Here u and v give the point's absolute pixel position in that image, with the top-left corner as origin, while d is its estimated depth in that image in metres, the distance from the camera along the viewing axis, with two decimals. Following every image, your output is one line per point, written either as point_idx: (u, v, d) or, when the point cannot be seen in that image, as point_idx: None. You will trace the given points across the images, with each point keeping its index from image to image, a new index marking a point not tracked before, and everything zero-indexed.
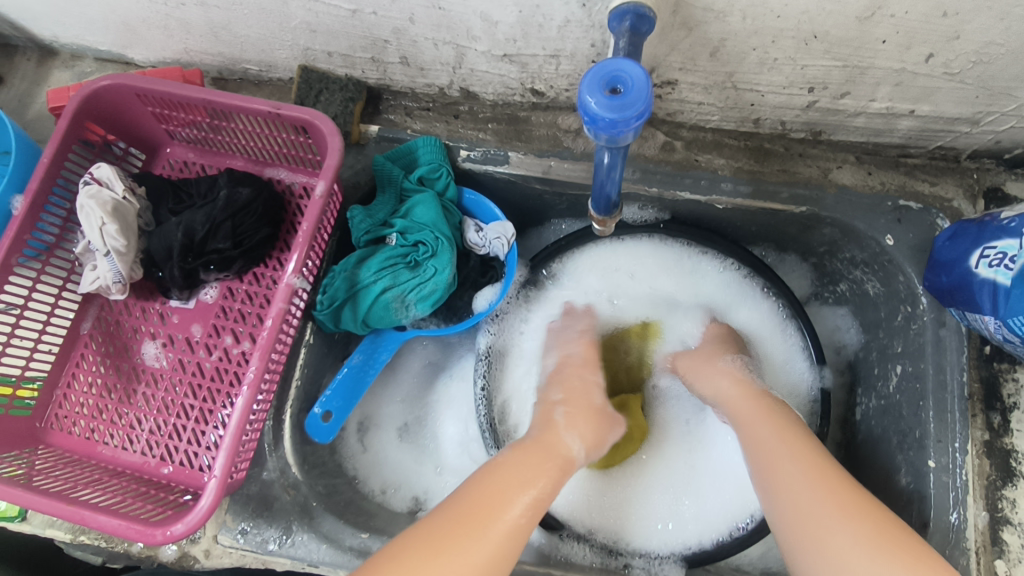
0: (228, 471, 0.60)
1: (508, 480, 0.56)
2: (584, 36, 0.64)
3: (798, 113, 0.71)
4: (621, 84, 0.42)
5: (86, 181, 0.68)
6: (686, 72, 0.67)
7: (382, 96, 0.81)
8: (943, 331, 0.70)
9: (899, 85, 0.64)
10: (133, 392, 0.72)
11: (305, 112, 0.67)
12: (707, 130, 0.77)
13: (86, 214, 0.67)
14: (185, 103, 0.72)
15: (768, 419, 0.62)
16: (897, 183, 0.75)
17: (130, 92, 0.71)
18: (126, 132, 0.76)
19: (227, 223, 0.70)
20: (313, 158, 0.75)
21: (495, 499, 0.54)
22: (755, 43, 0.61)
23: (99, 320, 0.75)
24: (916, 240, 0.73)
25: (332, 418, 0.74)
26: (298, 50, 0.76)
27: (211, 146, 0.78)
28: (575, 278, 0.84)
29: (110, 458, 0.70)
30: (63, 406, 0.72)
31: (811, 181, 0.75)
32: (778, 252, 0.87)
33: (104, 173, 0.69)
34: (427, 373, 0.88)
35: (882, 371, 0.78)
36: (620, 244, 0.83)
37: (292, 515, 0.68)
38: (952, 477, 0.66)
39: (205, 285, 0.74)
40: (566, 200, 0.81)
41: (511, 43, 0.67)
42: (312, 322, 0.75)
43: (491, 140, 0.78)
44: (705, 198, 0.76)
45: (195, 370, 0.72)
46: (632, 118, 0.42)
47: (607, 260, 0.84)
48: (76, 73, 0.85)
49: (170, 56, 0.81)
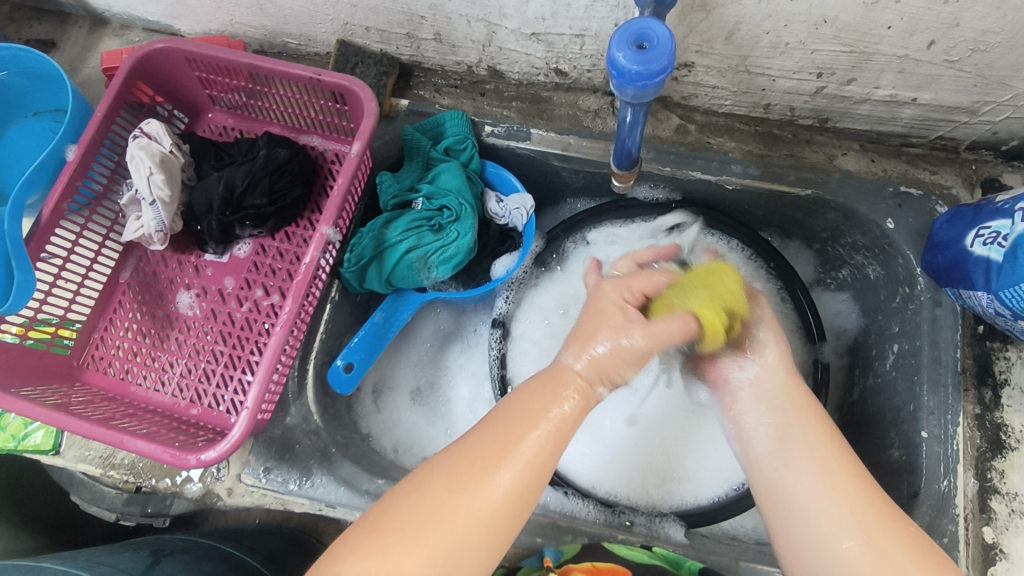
0: (259, 404, 0.64)
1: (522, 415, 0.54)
2: (609, 16, 0.68)
3: (807, 100, 0.76)
4: (647, 41, 0.46)
5: (136, 134, 0.72)
6: (702, 55, 0.71)
7: (413, 73, 0.86)
8: (939, 310, 0.73)
9: (902, 72, 0.68)
10: (167, 338, 0.76)
11: (344, 79, 0.72)
12: (720, 115, 0.82)
13: (136, 164, 0.71)
14: (230, 69, 0.77)
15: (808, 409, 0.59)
16: (899, 171, 0.79)
17: (180, 56, 0.76)
18: (172, 95, 0.80)
19: (264, 180, 0.74)
20: (347, 125, 0.79)
21: (508, 439, 0.53)
22: (769, 26, 0.65)
23: (137, 270, 0.79)
24: (916, 224, 0.76)
25: (354, 369, 0.78)
26: (337, 24, 0.80)
27: (250, 112, 0.83)
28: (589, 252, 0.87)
29: (142, 398, 0.74)
30: (100, 347, 0.76)
31: (817, 166, 0.79)
32: (782, 238, 0.91)
33: (153, 129, 0.73)
34: (440, 339, 0.91)
35: (879, 351, 0.81)
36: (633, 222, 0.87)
37: (313, 459, 0.71)
38: (944, 447, 0.69)
39: (239, 241, 0.79)
40: (583, 178, 0.85)
41: (540, 22, 0.72)
42: (339, 280, 0.79)
43: (514, 117, 0.83)
44: (715, 178, 0.80)
45: (226, 320, 0.76)
46: (656, 72, 0.46)
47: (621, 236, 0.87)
48: (124, 42, 0.90)
49: (216, 28, 0.86)
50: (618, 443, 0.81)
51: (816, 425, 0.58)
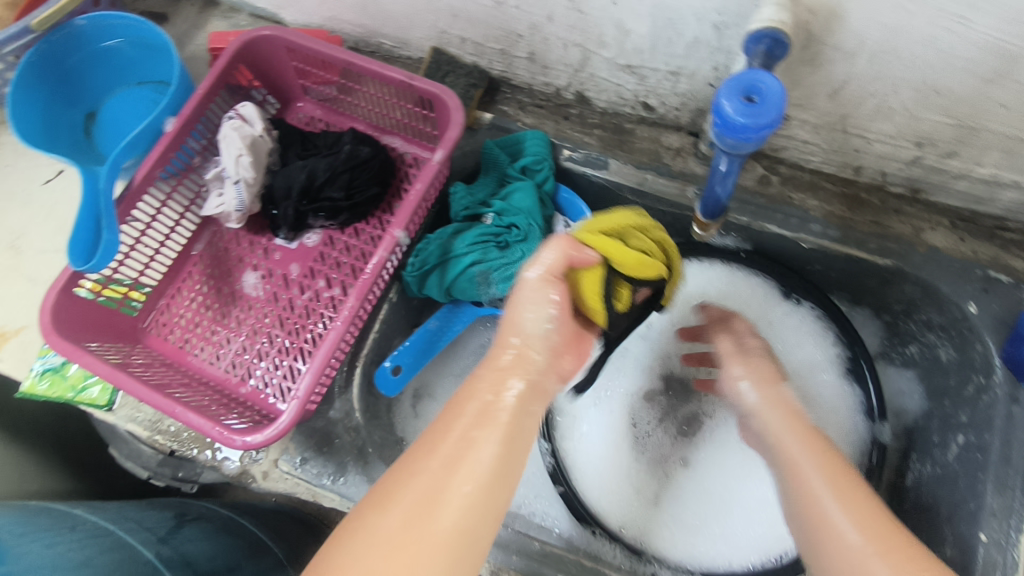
0: (309, 395, 0.64)
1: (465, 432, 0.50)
2: (709, 58, 0.67)
3: (901, 167, 0.73)
4: (757, 94, 0.45)
5: (232, 116, 0.75)
6: (800, 108, 0.69)
7: (500, 89, 0.86)
8: (1015, 407, 0.69)
9: (1009, 152, 0.65)
10: (228, 314, 0.78)
11: (436, 87, 0.73)
12: (805, 170, 0.79)
13: (227, 143, 0.74)
14: (327, 63, 0.79)
15: (801, 427, 0.60)
16: (990, 255, 0.75)
17: (282, 45, 0.78)
18: (269, 81, 0.83)
19: (344, 175, 0.76)
20: (429, 132, 0.81)
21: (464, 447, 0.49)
22: (876, 89, 0.63)
23: (210, 244, 0.81)
24: (1000, 311, 0.72)
25: (401, 372, 0.79)
26: (435, 32, 0.82)
27: (338, 106, 0.85)
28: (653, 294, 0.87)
29: (196, 369, 0.76)
30: (165, 314, 0.78)
31: (902, 237, 0.76)
32: (851, 303, 0.88)
33: (248, 112, 0.76)
34: (485, 354, 0.91)
35: (941, 439, 0.78)
36: (701, 268, 0.87)
37: (349, 456, 0.72)
38: (1003, 554, 0.65)
39: (309, 231, 0.80)
40: (654, 214, 0.84)
41: (638, 55, 0.71)
42: (399, 283, 0.80)
43: (594, 144, 0.82)
44: (791, 235, 0.78)
45: (286, 305, 0.78)
46: (763, 126, 0.45)
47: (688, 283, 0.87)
48: (230, 23, 0.93)
49: (318, 21, 0.89)
50: (650, 488, 0.80)
51: (818, 441, 0.58)
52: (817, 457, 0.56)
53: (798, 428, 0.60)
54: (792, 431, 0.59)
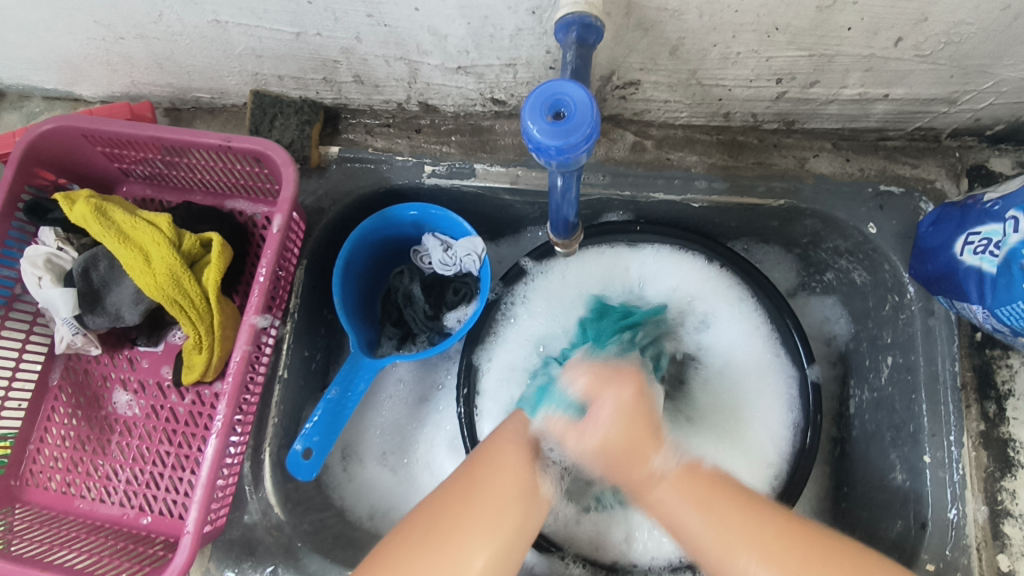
0: (201, 525, 0.60)
1: (485, 496, 0.51)
2: (538, 44, 0.61)
3: (769, 105, 0.68)
4: (564, 108, 0.41)
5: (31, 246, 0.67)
6: (647, 72, 0.64)
7: (341, 115, 0.77)
8: (932, 320, 0.68)
9: (870, 70, 0.61)
10: (107, 443, 0.71)
11: (257, 143, 0.65)
12: (677, 126, 0.74)
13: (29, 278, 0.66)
14: (135, 141, 0.69)
15: (755, 510, 0.50)
16: (877, 168, 0.72)
17: (77, 134, 0.68)
18: (79, 174, 0.73)
19: (229, 306, 0.69)
20: (273, 188, 0.72)
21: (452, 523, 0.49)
22: (716, 39, 0.58)
23: (68, 370, 0.72)
24: (900, 226, 0.70)
25: (314, 454, 0.70)
26: (248, 76, 0.72)
27: (169, 181, 0.76)
28: (541, 302, 0.79)
29: (87, 513, 0.68)
30: (38, 460, 0.70)
31: (787, 173, 0.72)
32: (760, 245, 0.83)
33: (47, 237, 0.68)
34: (406, 396, 0.85)
35: (873, 362, 0.75)
36: (591, 253, 0.79)
37: (277, 557, 0.67)
38: (948, 472, 0.65)
39: (172, 328, 0.73)
40: (538, 208, 0.78)
41: (464, 55, 0.64)
42: (286, 356, 0.73)
43: (455, 153, 0.75)
44: (679, 198, 0.73)
45: (169, 416, 0.71)
46: (578, 143, 0.41)
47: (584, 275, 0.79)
48: (25, 114, 0.83)
49: (119, 90, 0.78)
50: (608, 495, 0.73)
51: (726, 499, 0.51)
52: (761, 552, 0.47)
53: (695, 502, 0.51)
54: (697, 498, 0.52)
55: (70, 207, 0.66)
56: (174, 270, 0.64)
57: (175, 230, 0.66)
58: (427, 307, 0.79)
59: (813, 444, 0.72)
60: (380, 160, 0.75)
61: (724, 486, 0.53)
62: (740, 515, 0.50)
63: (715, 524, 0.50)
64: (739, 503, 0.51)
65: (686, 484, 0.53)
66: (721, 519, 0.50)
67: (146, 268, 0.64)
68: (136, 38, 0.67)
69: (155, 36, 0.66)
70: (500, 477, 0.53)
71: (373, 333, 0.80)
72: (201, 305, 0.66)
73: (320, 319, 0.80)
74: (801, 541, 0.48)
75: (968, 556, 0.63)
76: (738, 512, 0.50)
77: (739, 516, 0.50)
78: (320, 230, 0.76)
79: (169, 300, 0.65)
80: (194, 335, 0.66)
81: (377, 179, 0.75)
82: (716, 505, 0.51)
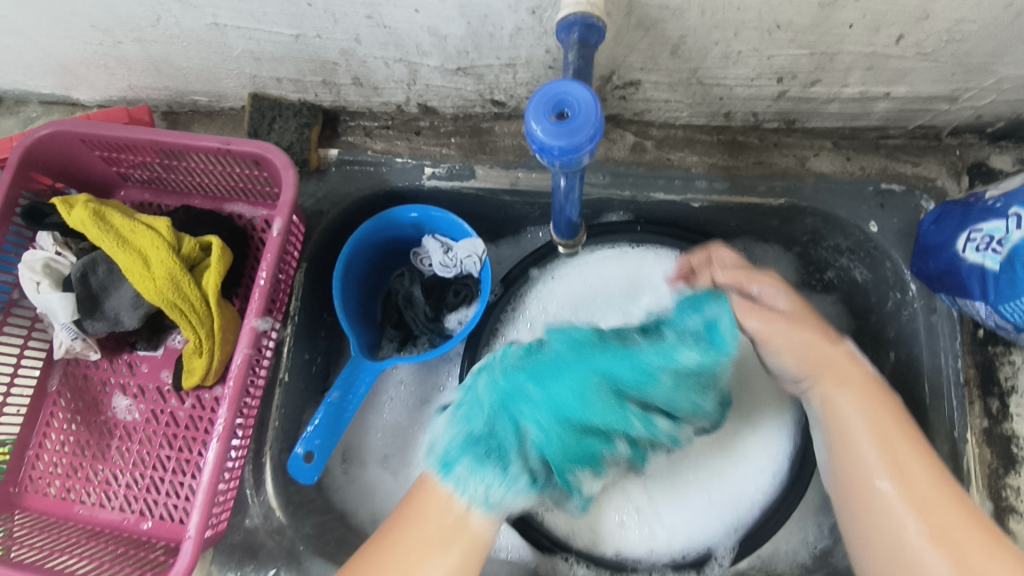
0: (203, 530, 0.59)
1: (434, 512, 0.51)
2: (538, 44, 0.60)
3: (769, 104, 0.68)
4: (568, 108, 0.41)
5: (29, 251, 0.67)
6: (648, 72, 0.64)
7: (340, 117, 0.77)
8: (934, 318, 0.68)
9: (871, 68, 0.61)
10: (107, 448, 0.70)
11: (257, 146, 0.65)
12: (677, 126, 0.73)
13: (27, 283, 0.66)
14: (133, 145, 0.69)
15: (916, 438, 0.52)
16: (878, 166, 0.72)
17: (74, 138, 0.68)
18: (76, 178, 0.73)
19: (229, 309, 0.69)
20: (272, 191, 0.72)
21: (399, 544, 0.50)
22: (717, 37, 0.58)
23: (67, 375, 0.72)
24: (901, 224, 0.70)
25: (315, 457, 0.69)
26: (246, 78, 0.72)
27: (167, 185, 0.75)
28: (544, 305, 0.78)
29: (87, 518, 0.68)
30: (37, 466, 0.70)
31: (788, 172, 0.72)
32: (761, 244, 0.83)
33: (45, 242, 0.68)
34: (407, 398, 0.84)
35: (875, 360, 0.75)
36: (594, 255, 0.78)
37: (279, 561, 0.67)
38: (952, 469, 0.65)
39: (172, 332, 0.72)
40: (538, 209, 0.78)
41: (464, 56, 0.64)
42: (286, 359, 0.73)
43: (455, 155, 0.74)
44: (679, 197, 0.73)
45: (169, 420, 0.70)
46: (583, 142, 0.40)
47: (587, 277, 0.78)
48: (22, 118, 0.82)
49: (116, 94, 0.78)
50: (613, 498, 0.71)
51: (908, 439, 0.52)
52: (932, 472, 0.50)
53: (876, 431, 0.53)
54: (879, 413, 0.54)
55: (67, 212, 0.65)
56: (173, 273, 0.64)
57: (174, 233, 0.66)
58: (427, 309, 0.79)
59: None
60: (380, 162, 0.75)
61: (895, 408, 0.54)
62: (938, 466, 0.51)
63: (888, 453, 0.51)
64: (918, 444, 0.52)
65: (868, 398, 0.55)
66: (864, 468, 0.52)
67: (145, 272, 0.64)
68: (134, 41, 0.67)
69: (153, 39, 0.66)
70: (453, 480, 0.53)
71: (373, 336, 0.80)
72: (201, 309, 0.66)
73: (320, 321, 0.80)
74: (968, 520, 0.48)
75: None
76: (907, 439, 0.52)
77: (910, 454, 0.51)
78: (319, 232, 0.76)
79: (169, 304, 0.64)
80: (194, 339, 0.66)
81: (377, 181, 0.75)
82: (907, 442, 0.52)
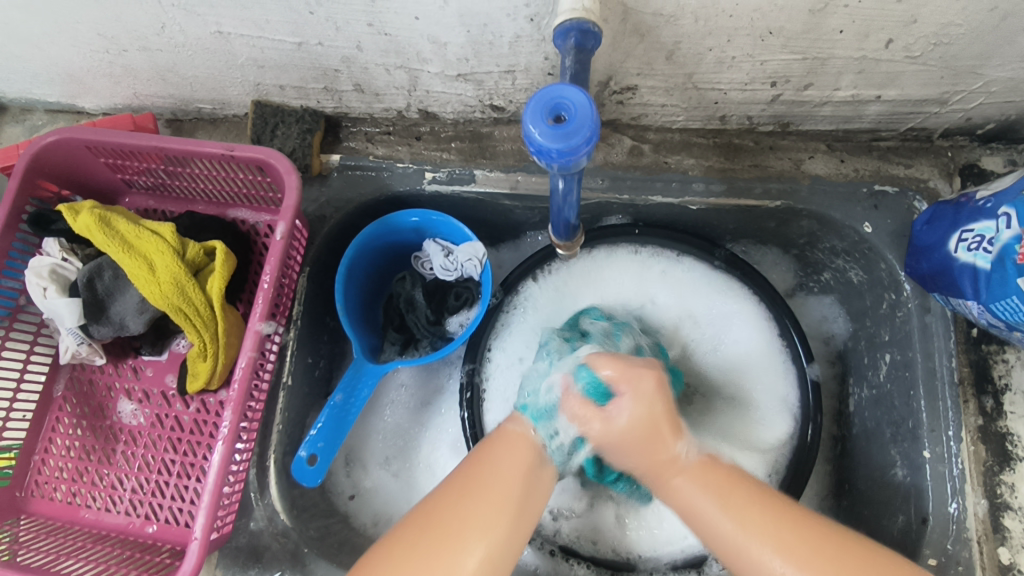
0: (208, 531, 0.60)
1: (487, 490, 0.50)
2: (536, 50, 0.62)
3: (764, 108, 0.70)
4: (564, 111, 0.42)
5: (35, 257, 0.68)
6: (644, 77, 0.65)
7: (342, 124, 0.78)
8: (929, 317, 0.69)
9: (862, 72, 0.62)
10: (112, 453, 0.71)
11: (260, 152, 0.66)
12: (674, 130, 0.75)
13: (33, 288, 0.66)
14: (138, 152, 0.70)
15: (737, 489, 0.51)
16: (872, 169, 0.73)
17: (80, 146, 0.69)
18: (81, 186, 0.74)
19: (233, 313, 0.70)
20: (275, 197, 0.73)
21: (456, 521, 0.47)
22: (711, 43, 0.59)
23: (72, 380, 0.73)
24: (895, 225, 0.71)
25: (318, 460, 0.70)
26: (249, 86, 0.73)
27: (172, 192, 0.76)
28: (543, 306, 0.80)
29: (93, 522, 0.69)
30: (43, 471, 0.70)
31: (783, 174, 0.73)
32: (758, 247, 0.84)
33: (51, 249, 0.69)
34: (409, 401, 0.85)
35: (871, 360, 0.76)
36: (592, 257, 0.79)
37: (283, 564, 0.67)
38: (948, 467, 0.66)
39: (177, 337, 0.73)
40: (538, 213, 0.79)
41: (464, 63, 0.65)
42: (289, 362, 0.73)
43: (455, 159, 0.75)
44: (677, 200, 0.74)
45: (173, 425, 0.71)
46: (579, 145, 0.41)
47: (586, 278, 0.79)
48: (28, 127, 0.83)
49: (121, 102, 0.79)
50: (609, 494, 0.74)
51: (744, 492, 0.51)
52: (771, 528, 0.48)
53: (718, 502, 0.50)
54: (711, 489, 0.51)
55: (73, 218, 0.66)
56: (178, 278, 0.65)
57: (179, 239, 0.67)
58: (428, 313, 0.80)
59: (814, 440, 0.73)
60: (381, 167, 0.75)
61: (732, 476, 0.53)
62: (772, 512, 0.49)
63: (738, 522, 0.49)
64: (761, 501, 0.50)
65: (708, 475, 0.52)
66: (737, 541, 0.48)
67: (151, 278, 0.65)
68: (139, 50, 0.68)
69: (158, 48, 0.67)
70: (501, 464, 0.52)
71: (375, 339, 0.81)
72: (206, 314, 0.66)
73: (323, 326, 0.81)
74: (841, 551, 0.46)
75: (969, 549, 0.63)
76: (755, 510, 0.49)
77: (751, 507, 0.49)
78: (322, 237, 0.77)
79: (175, 309, 0.65)
80: (198, 344, 0.67)
81: (379, 186, 0.76)
82: (747, 498, 0.50)
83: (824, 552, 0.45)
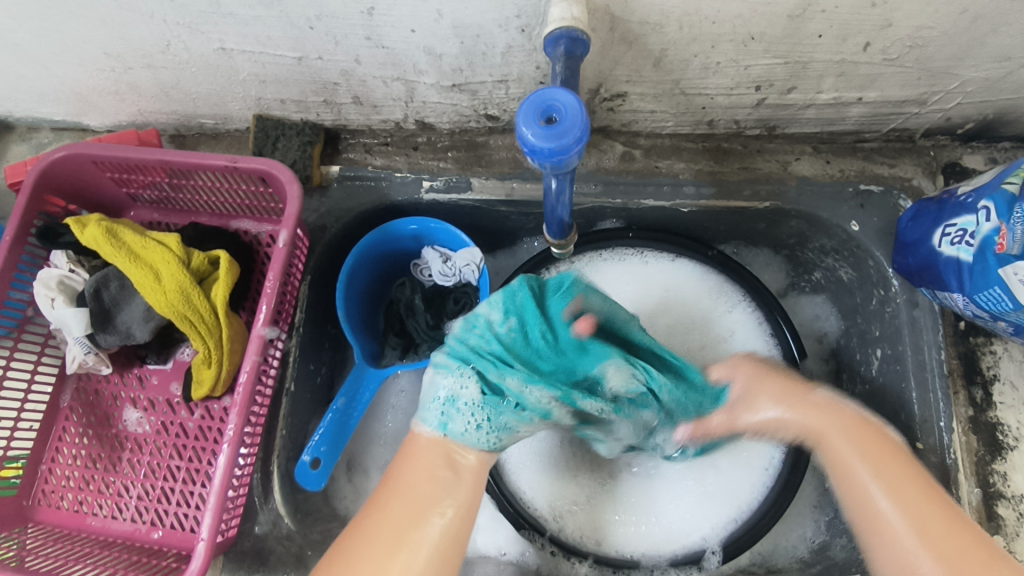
0: (215, 532, 0.61)
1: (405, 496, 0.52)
2: (528, 60, 0.64)
3: (750, 112, 0.72)
4: (555, 112, 0.44)
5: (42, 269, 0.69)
6: (633, 84, 0.67)
7: (341, 136, 0.80)
8: (917, 311, 0.70)
9: (843, 75, 0.65)
10: (118, 460, 0.72)
11: (261, 163, 0.68)
12: (664, 136, 0.77)
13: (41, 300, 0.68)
14: (143, 166, 0.72)
15: (883, 447, 0.54)
16: (857, 169, 0.75)
17: (87, 161, 0.71)
18: (87, 200, 0.75)
19: (237, 320, 0.71)
20: (277, 207, 0.75)
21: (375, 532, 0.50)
22: (696, 49, 0.61)
23: (79, 390, 0.74)
24: (881, 223, 0.73)
25: (321, 464, 0.71)
26: (251, 101, 0.76)
27: (175, 205, 0.78)
28: None
29: (100, 529, 0.69)
30: (50, 480, 0.71)
31: (771, 176, 0.75)
32: (749, 248, 0.86)
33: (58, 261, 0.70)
34: (410, 406, 0.86)
35: (863, 356, 0.77)
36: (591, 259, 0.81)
37: (288, 567, 0.68)
38: (940, 457, 0.67)
39: (182, 345, 0.75)
40: (533, 219, 0.81)
41: (459, 74, 0.67)
42: (292, 368, 0.75)
43: (452, 168, 0.77)
44: (669, 203, 0.75)
45: (178, 431, 0.72)
46: (570, 144, 0.43)
47: (587, 278, 0.81)
48: (34, 145, 0.86)
49: (126, 119, 0.81)
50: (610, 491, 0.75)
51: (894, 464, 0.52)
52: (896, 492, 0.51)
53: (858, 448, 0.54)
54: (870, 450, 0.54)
55: (80, 231, 0.68)
56: (183, 286, 0.66)
57: (184, 249, 0.69)
58: (428, 318, 0.82)
59: None
60: (380, 177, 0.77)
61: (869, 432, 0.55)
62: (943, 505, 0.50)
63: (891, 491, 0.51)
64: (898, 461, 0.53)
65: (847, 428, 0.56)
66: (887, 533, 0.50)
67: (156, 286, 0.66)
68: (144, 68, 0.70)
69: (163, 65, 0.69)
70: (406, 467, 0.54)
71: (375, 344, 0.82)
72: (210, 320, 0.68)
73: (324, 334, 0.82)
74: (942, 521, 0.49)
75: None
76: (895, 471, 0.52)
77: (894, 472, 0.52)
78: (323, 246, 0.79)
79: (179, 317, 0.67)
80: (203, 351, 0.68)
81: (378, 196, 0.78)
82: (889, 473, 0.52)
83: (942, 540, 0.48)
